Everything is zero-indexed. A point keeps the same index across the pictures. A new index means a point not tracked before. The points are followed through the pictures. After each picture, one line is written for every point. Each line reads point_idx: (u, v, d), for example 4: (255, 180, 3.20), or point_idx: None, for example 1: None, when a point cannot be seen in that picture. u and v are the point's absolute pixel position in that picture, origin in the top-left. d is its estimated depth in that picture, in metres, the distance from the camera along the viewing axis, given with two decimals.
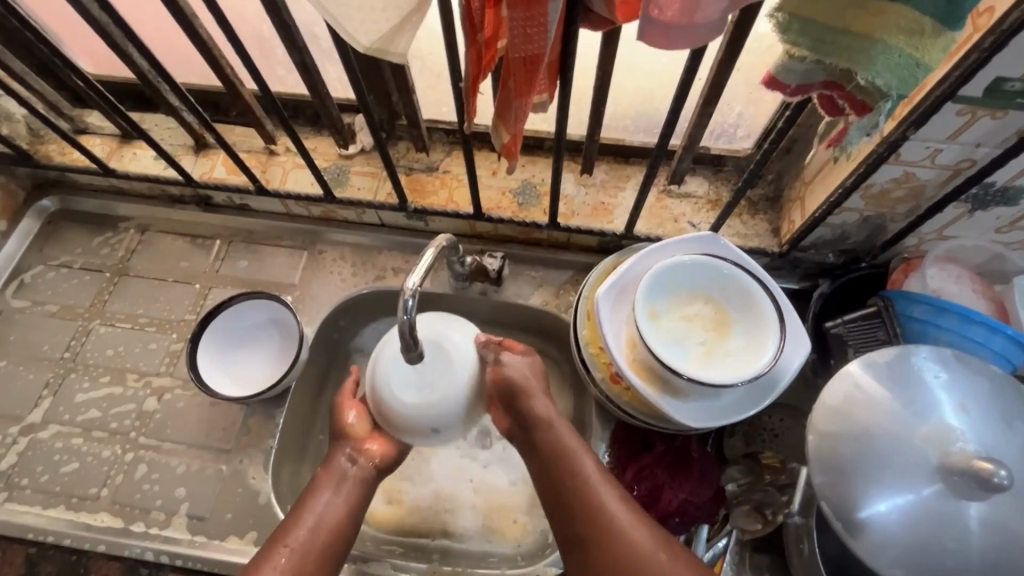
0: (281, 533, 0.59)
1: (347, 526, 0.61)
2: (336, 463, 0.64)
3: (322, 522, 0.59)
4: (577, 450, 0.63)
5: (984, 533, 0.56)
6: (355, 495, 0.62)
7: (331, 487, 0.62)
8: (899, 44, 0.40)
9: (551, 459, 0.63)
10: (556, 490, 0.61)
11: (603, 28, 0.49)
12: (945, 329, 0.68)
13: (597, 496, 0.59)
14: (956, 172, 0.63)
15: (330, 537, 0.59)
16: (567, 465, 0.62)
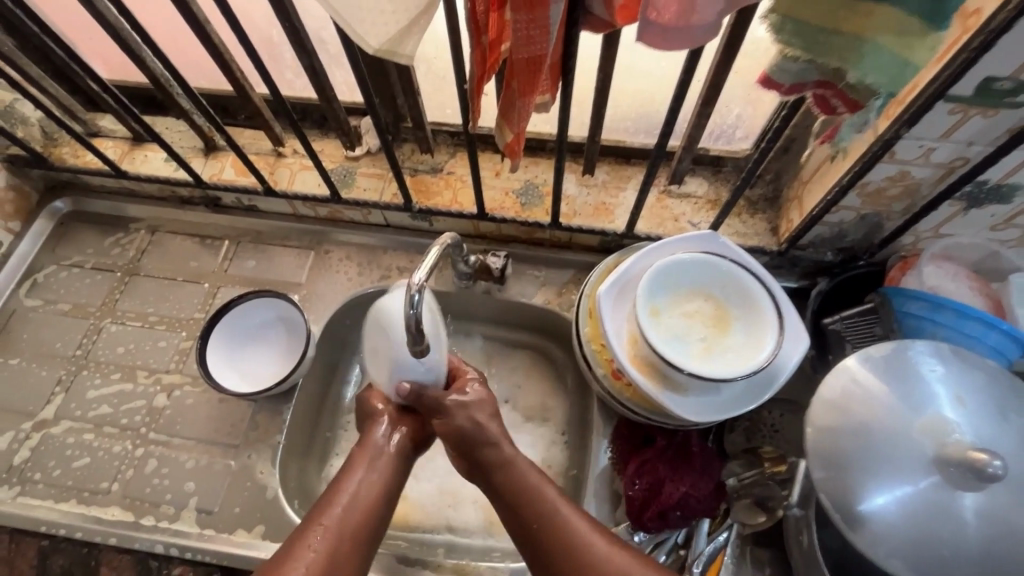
0: (316, 513, 0.59)
1: (382, 502, 0.61)
2: (373, 439, 0.66)
3: (358, 498, 0.60)
4: (545, 487, 0.62)
5: (980, 523, 0.57)
6: (390, 470, 0.64)
7: (367, 463, 0.63)
8: (889, 44, 0.41)
9: (517, 499, 0.61)
10: (528, 530, 0.60)
11: (603, 30, 0.51)
12: (941, 324, 0.69)
13: (571, 532, 0.59)
14: (950, 169, 0.65)
15: (366, 513, 0.60)
16: (538, 503, 0.61)
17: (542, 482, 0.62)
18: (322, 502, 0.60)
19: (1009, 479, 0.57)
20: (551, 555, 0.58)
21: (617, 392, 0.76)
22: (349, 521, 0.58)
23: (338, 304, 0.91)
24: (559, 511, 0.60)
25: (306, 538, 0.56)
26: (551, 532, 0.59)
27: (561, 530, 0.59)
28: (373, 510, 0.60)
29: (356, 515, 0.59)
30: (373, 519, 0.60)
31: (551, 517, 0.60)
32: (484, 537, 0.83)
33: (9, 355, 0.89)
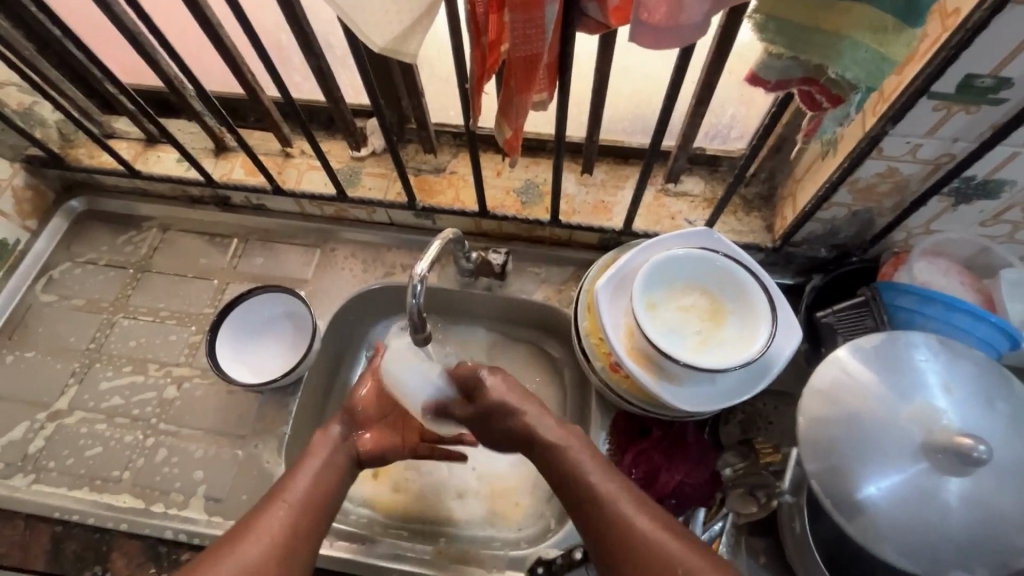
0: (278, 491, 0.64)
1: (332, 486, 0.66)
2: (326, 433, 0.71)
3: (309, 479, 0.65)
4: (583, 454, 0.66)
5: (966, 507, 0.59)
6: (338, 460, 0.69)
7: (323, 452, 0.68)
8: (865, 41, 0.44)
9: (558, 463, 0.66)
10: (569, 493, 0.65)
11: (598, 31, 0.53)
12: (931, 317, 0.71)
13: (605, 496, 0.62)
14: (937, 166, 0.66)
15: (319, 493, 0.65)
16: (576, 468, 0.65)
17: (579, 449, 0.66)
18: (281, 483, 0.65)
19: (992, 463, 0.59)
20: (588, 517, 0.62)
21: (613, 384, 0.78)
22: (302, 500, 0.63)
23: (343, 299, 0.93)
24: (594, 475, 0.64)
25: (269, 514, 0.61)
26: (588, 495, 0.63)
27: (596, 493, 0.63)
28: (324, 492, 0.65)
29: (310, 495, 0.64)
30: (326, 500, 0.65)
31: (587, 482, 0.64)
32: (484, 527, 0.84)
33: (25, 348, 0.92)
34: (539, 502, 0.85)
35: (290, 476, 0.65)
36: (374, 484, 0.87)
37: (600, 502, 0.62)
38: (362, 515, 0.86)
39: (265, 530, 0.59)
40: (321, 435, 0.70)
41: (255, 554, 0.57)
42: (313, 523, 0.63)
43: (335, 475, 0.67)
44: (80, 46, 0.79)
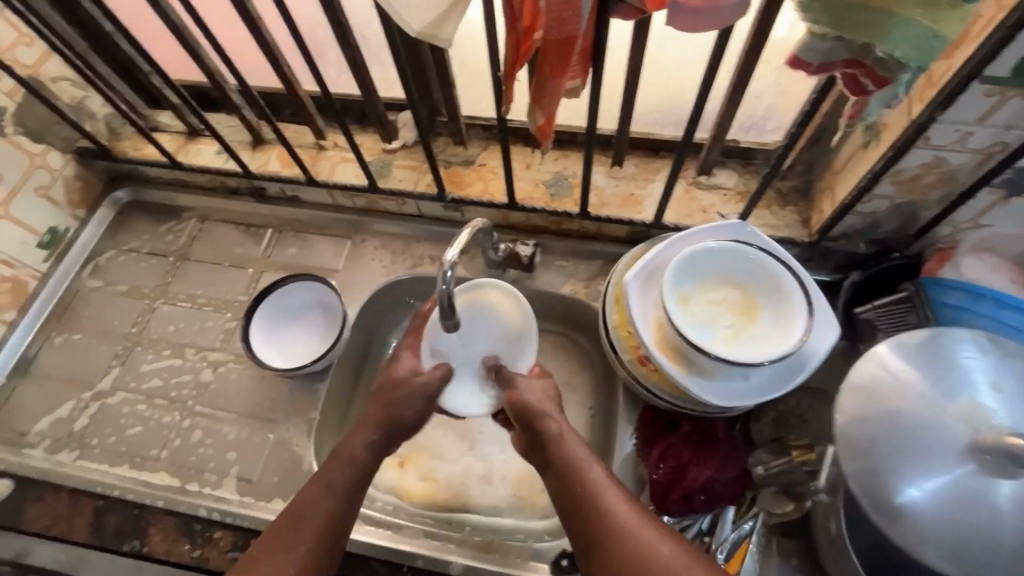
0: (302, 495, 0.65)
1: (353, 494, 0.66)
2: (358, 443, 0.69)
3: (328, 488, 0.66)
4: (586, 464, 0.65)
5: (1018, 510, 0.56)
6: (359, 463, 0.68)
7: (344, 455, 0.68)
8: (917, 17, 0.42)
9: (559, 469, 0.66)
10: (578, 504, 0.63)
11: (633, 17, 0.52)
12: (980, 315, 0.67)
13: (602, 500, 0.62)
14: (988, 155, 0.64)
15: (342, 500, 0.65)
16: (578, 475, 0.64)
17: (583, 455, 0.66)
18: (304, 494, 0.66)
19: None
20: (589, 525, 0.61)
21: (642, 380, 0.77)
22: (322, 510, 0.64)
23: (373, 290, 0.95)
24: (594, 480, 0.64)
25: (298, 525, 0.62)
26: (589, 500, 0.62)
27: (595, 499, 0.62)
28: (345, 496, 0.66)
29: (332, 505, 0.65)
30: (349, 504, 0.66)
31: (588, 487, 0.63)
32: (507, 514, 0.85)
33: (72, 331, 0.96)
34: None
35: (311, 484, 0.66)
36: (400, 473, 0.88)
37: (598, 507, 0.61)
38: (388, 502, 0.86)
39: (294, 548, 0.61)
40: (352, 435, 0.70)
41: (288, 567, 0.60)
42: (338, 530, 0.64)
43: (354, 479, 0.67)
44: (130, 41, 0.82)
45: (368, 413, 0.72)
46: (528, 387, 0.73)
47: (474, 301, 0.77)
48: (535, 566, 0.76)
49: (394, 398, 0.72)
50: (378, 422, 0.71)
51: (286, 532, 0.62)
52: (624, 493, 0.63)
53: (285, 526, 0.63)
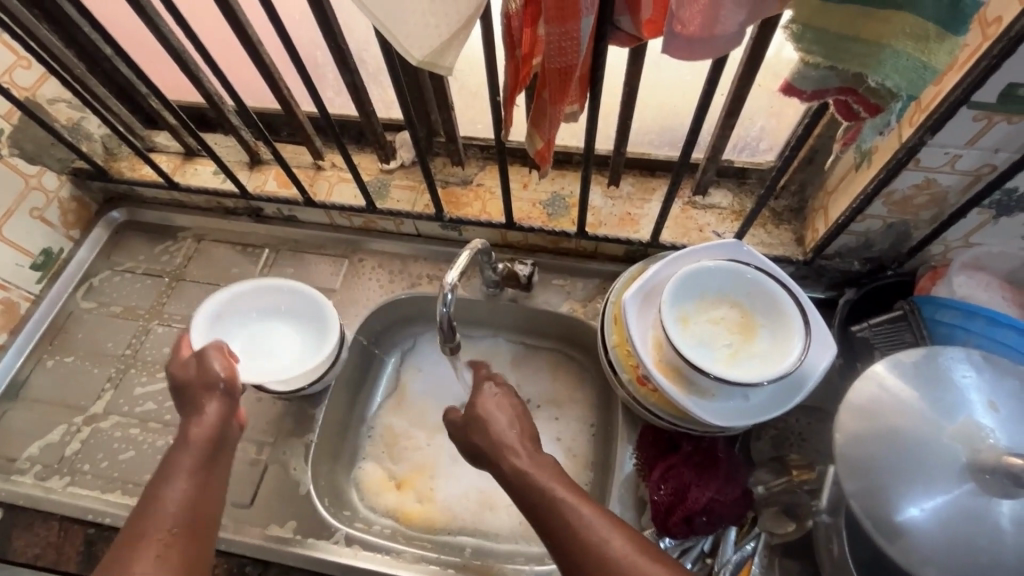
0: (149, 499, 0.60)
1: (205, 495, 0.63)
2: (210, 412, 0.68)
3: (180, 483, 0.62)
4: (569, 495, 0.58)
5: (1018, 531, 0.56)
6: (203, 458, 0.65)
7: (194, 441, 0.66)
8: (907, 49, 0.43)
9: (542, 510, 0.58)
10: (563, 540, 0.56)
11: (631, 44, 0.54)
12: (974, 333, 0.68)
13: (593, 539, 0.54)
14: (977, 177, 0.65)
15: (191, 491, 0.62)
16: (561, 510, 0.57)
17: (567, 491, 0.59)
18: (149, 505, 0.59)
19: None
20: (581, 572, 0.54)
21: (641, 400, 0.77)
22: (170, 521, 0.58)
23: (371, 309, 0.95)
24: (582, 518, 0.56)
25: (151, 541, 0.56)
26: (577, 543, 0.55)
27: (583, 538, 0.55)
28: (200, 483, 0.63)
29: (182, 507, 0.60)
30: (198, 502, 0.61)
31: (575, 526, 0.56)
32: (506, 533, 0.84)
33: (65, 353, 0.95)
34: None
35: (152, 495, 0.60)
36: (398, 494, 0.88)
37: (589, 548, 0.54)
38: (385, 525, 0.86)
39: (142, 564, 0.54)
40: (189, 424, 0.67)
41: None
42: (198, 536, 0.59)
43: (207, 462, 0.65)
44: (128, 64, 0.83)
45: (197, 391, 0.71)
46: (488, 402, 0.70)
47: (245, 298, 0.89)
48: None
49: (202, 395, 0.70)
50: (219, 417, 0.69)
51: (134, 550, 0.55)
52: (614, 524, 0.56)
53: (129, 547, 0.56)
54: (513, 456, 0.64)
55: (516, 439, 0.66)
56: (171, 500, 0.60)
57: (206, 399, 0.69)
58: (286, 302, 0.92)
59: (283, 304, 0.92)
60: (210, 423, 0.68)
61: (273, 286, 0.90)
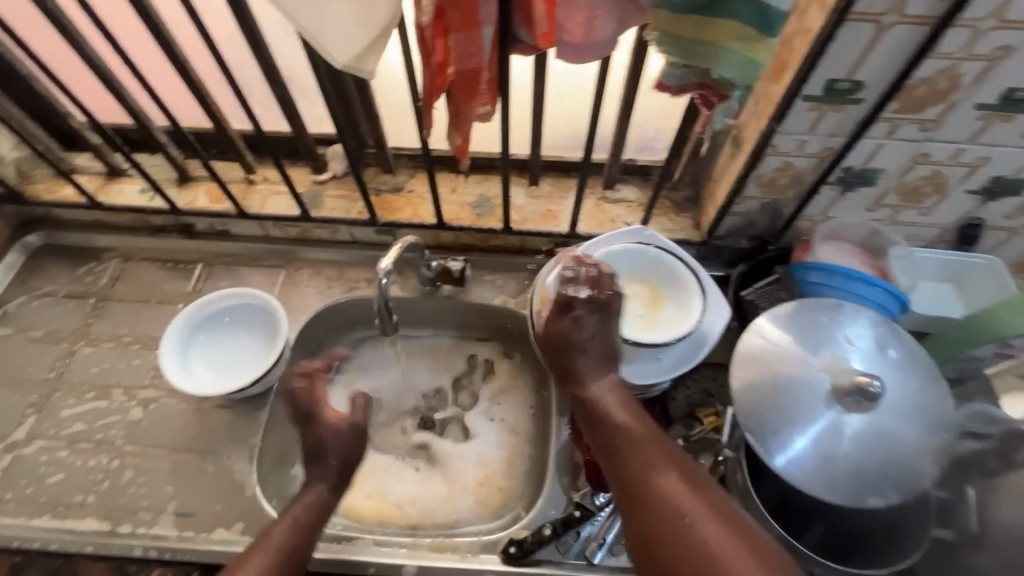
0: (261, 539, 0.64)
1: (304, 544, 0.65)
2: (320, 479, 0.71)
3: (295, 530, 0.66)
4: (644, 442, 0.66)
5: (876, 441, 0.68)
6: (316, 514, 0.68)
7: (310, 495, 0.69)
8: (737, 48, 0.55)
9: (617, 449, 0.66)
10: (627, 480, 0.64)
11: (530, 53, 0.62)
12: (835, 287, 0.82)
13: (659, 485, 0.61)
14: (822, 159, 0.79)
15: (298, 538, 0.65)
16: (632, 453, 0.65)
17: (646, 440, 0.66)
18: (266, 529, 0.66)
19: (885, 402, 0.69)
20: (639, 511, 0.61)
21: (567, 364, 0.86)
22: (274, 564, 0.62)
23: (310, 315, 0.97)
24: (649, 464, 0.64)
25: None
26: (645, 488, 0.62)
27: (650, 483, 0.62)
28: (304, 535, 0.66)
29: (286, 556, 0.63)
30: (300, 547, 0.65)
31: (642, 468, 0.63)
32: (464, 520, 0.89)
33: None
34: (513, 486, 0.91)
35: (266, 537, 0.64)
36: (349, 493, 0.91)
37: (650, 490, 0.62)
38: (337, 522, 0.88)
39: None
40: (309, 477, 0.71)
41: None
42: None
43: (316, 518, 0.68)
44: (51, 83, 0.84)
45: (332, 445, 0.71)
46: (581, 325, 0.72)
47: (195, 319, 0.91)
48: (485, 557, 0.78)
49: (320, 458, 0.71)
50: (331, 479, 0.71)
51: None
52: (679, 476, 0.62)
53: (236, 563, 0.62)
54: (591, 392, 0.72)
55: (602, 389, 0.72)
56: (275, 544, 0.64)
57: (324, 463, 0.71)
58: (231, 312, 0.93)
59: (228, 313, 0.93)
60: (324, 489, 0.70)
61: (212, 300, 0.91)
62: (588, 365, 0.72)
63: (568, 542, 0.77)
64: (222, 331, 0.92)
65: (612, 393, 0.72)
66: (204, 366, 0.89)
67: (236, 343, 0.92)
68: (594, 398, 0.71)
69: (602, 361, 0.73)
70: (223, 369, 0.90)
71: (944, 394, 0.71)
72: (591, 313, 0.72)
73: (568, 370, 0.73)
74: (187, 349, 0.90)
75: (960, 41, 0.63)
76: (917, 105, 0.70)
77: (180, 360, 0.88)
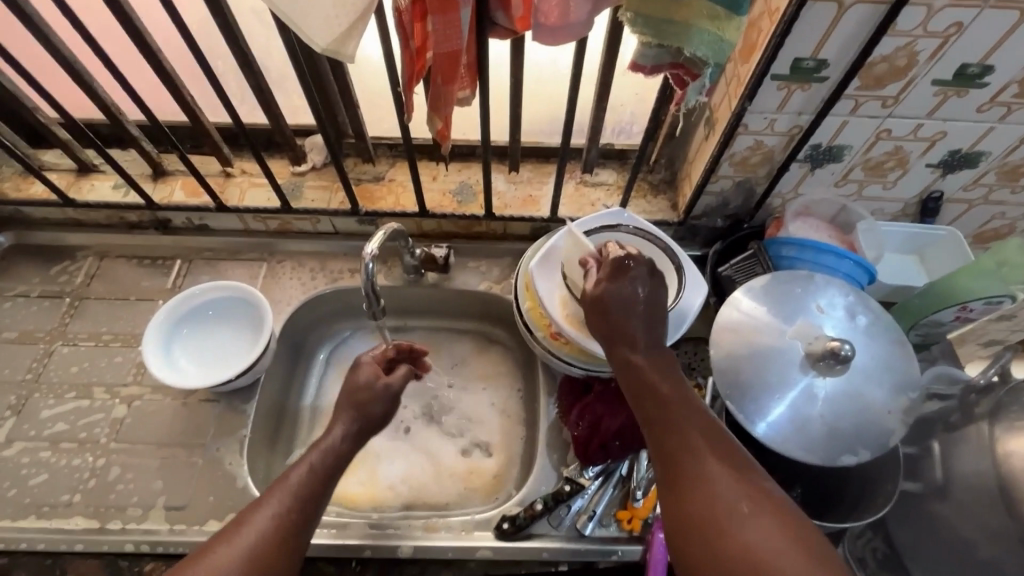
0: (279, 481, 0.61)
1: (325, 487, 0.62)
2: (337, 429, 0.68)
3: (316, 476, 0.62)
4: (689, 417, 0.57)
5: (846, 403, 0.72)
6: (332, 463, 0.64)
7: (322, 444, 0.66)
8: (707, 26, 0.57)
9: (660, 424, 0.57)
10: (670, 458, 0.55)
11: (507, 37, 0.63)
12: (806, 261, 0.86)
13: (707, 472, 0.52)
14: (791, 137, 0.82)
15: (319, 481, 0.62)
16: (677, 430, 0.56)
17: (692, 418, 0.57)
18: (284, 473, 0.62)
19: (856, 367, 0.73)
20: (681, 494, 0.52)
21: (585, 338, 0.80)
22: (292, 505, 0.58)
23: (294, 308, 0.97)
24: (701, 443, 0.55)
25: (268, 514, 0.57)
26: (690, 469, 0.53)
27: (697, 466, 0.53)
28: (323, 483, 0.62)
29: (308, 500, 0.60)
30: (317, 495, 0.61)
31: (691, 445, 0.54)
32: (457, 504, 0.90)
33: None
34: (505, 467, 0.93)
35: (284, 479, 0.61)
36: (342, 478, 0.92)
37: (699, 471, 0.53)
38: (330, 510, 0.89)
39: (254, 522, 0.56)
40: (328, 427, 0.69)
41: (243, 551, 0.53)
42: (308, 518, 0.59)
43: (336, 464, 0.64)
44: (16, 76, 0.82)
45: (368, 407, 0.71)
46: (634, 279, 0.67)
47: (177, 312, 0.90)
48: (479, 534, 0.79)
49: (343, 412, 0.70)
50: (350, 434, 0.68)
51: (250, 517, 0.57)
52: (732, 464, 0.53)
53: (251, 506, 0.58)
54: (631, 356, 0.63)
55: (647, 358, 0.63)
56: (294, 484, 0.60)
57: (337, 420, 0.69)
58: (215, 305, 0.92)
59: (212, 307, 0.92)
60: (341, 438, 0.67)
61: (193, 294, 0.91)
62: (638, 329, 0.64)
63: (560, 515, 0.80)
64: (205, 325, 0.92)
65: (659, 363, 0.62)
66: (188, 361, 0.89)
67: (220, 336, 0.91)
68: (638, 366, 0.62)
69: (651, 327, 0.65)
70: (209, 363, 0.89)
71: (910, 356, 0.75)
72: (643, 275, 0.67)
73: (611, 332, 0.65)
74: (170, 343, 0.89)
75: (916, 20, 0.66)
76: (878, 82, 0.74)
77: (164, 354, 0.87)
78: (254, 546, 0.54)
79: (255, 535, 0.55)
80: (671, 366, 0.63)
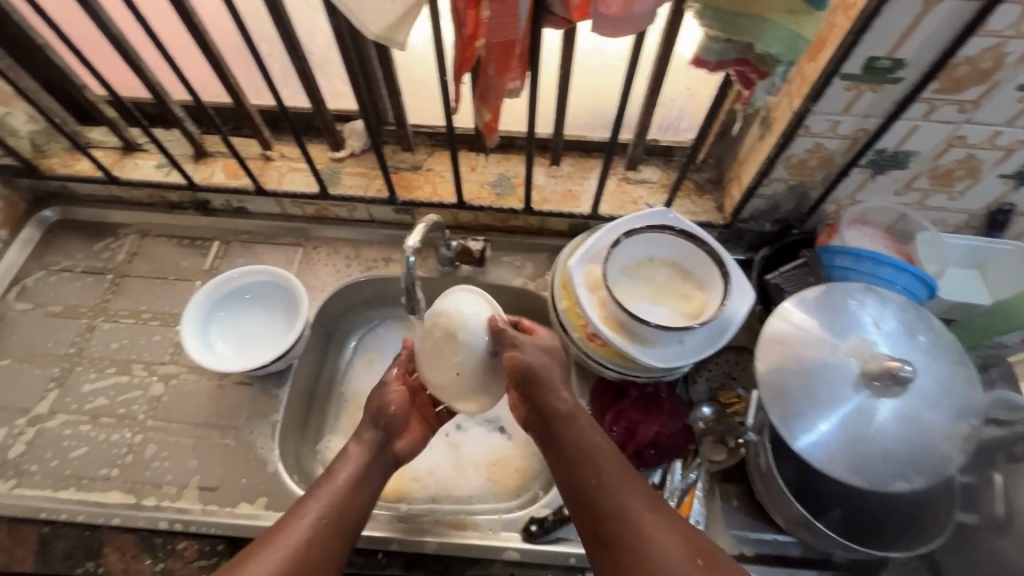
0: (314, 488, 0.65)
1: (359, 492, 0.67)
2: (358, 448, 0.70)
3: (352, 484, 0.66)
4: (632, 501, 0.65)
5: (902, 426, 0.68)
6: (366, 471, 0.68)
7: (349, 458, 0.69)
8: (784, 21, 0.53)
9: (606, 509, 0.64)
10: (618, 541, 0.62)
11: (563, 26, 0.60)
12: (862, 272, 0.82)
13: (652, 550, 0.61)
14: (855, 140, 0.78)
15: (355, 489, 0.66)
16: (624, 514, 0.64)
17: (634, 499, 0.65)
18: (320, 479, 0.67)
19: (914, 387, 0.69)
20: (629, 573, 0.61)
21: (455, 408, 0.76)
22: (327, 513, 0.63)
23: (327, 295, 0.96)
24: (635, 507, 0.64)
25: (305, 518, 0.62)
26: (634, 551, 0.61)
27: (642, 548, 0.61)
28: (357, 492, 0.66)
29: (344, 510, 0.64)
30: (358, 502, 0.66)
31: (626, 513, 0.64)
32: (479, 498, 0.90)
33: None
34: (532, 466, 0.92)
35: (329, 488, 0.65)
36: None
37: (639, 538, 0.62)
38: None
39: (297, 524, 0.61)
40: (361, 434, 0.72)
41: (284, 552, 0.58)
42: (349, 518, 0.64)
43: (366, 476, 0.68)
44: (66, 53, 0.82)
45: (388, 408, 0.73)
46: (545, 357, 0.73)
47: (213, 295, 0.90)
48: (506, 535, 0.79)
49: (372, 422, 0.73)
50: (373, 443, 0.71)
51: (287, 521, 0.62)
52: (675, 539, 0.62)
53: (291, 511, 0.63)
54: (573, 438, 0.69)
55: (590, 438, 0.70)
56: (325, 492, 0.65)
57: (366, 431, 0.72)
58: (252, 290, 0.93)
59: (249, 291, 0.93)
60: (368, 445, 0.71)
61: (232, 278, 0.91)
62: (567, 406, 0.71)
63: None
64: (241, 309, 0.92)
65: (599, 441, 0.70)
66: (223, 343, 0.89)
67: (255, 321, 0.92)
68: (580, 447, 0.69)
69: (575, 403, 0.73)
70: (244, 346, 0.90)
71: (974, 378, 0.70)
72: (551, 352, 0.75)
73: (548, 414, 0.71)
74: (207, 326, 0.89)
75: (1009, 19, 0.61)
76: (957, 85, 0.69)
77: (201, 336, 0.88)
78: (297, 546, 0.59)
79: (299, 537, 0.60)
80: (587, 422, 0.71)
